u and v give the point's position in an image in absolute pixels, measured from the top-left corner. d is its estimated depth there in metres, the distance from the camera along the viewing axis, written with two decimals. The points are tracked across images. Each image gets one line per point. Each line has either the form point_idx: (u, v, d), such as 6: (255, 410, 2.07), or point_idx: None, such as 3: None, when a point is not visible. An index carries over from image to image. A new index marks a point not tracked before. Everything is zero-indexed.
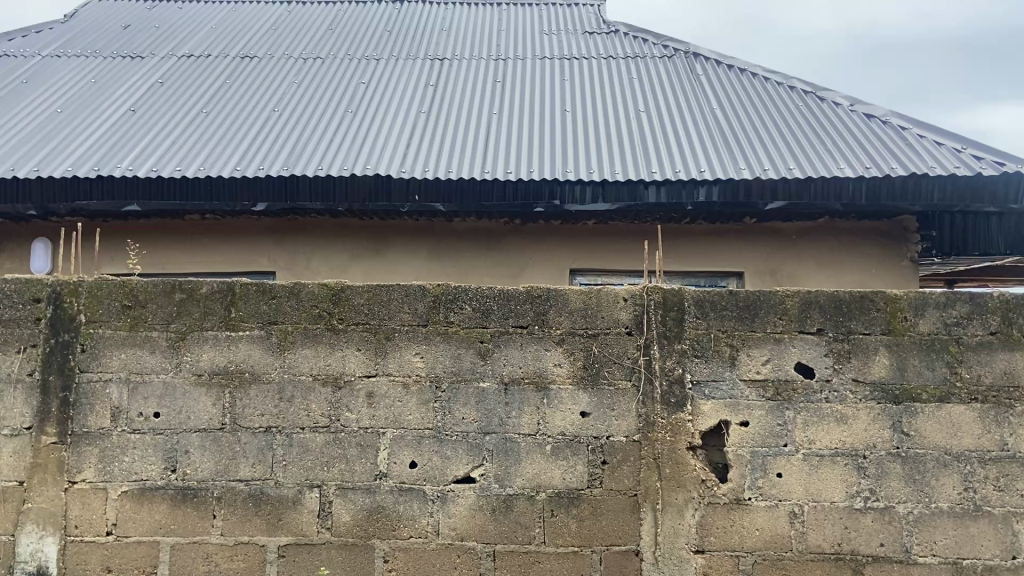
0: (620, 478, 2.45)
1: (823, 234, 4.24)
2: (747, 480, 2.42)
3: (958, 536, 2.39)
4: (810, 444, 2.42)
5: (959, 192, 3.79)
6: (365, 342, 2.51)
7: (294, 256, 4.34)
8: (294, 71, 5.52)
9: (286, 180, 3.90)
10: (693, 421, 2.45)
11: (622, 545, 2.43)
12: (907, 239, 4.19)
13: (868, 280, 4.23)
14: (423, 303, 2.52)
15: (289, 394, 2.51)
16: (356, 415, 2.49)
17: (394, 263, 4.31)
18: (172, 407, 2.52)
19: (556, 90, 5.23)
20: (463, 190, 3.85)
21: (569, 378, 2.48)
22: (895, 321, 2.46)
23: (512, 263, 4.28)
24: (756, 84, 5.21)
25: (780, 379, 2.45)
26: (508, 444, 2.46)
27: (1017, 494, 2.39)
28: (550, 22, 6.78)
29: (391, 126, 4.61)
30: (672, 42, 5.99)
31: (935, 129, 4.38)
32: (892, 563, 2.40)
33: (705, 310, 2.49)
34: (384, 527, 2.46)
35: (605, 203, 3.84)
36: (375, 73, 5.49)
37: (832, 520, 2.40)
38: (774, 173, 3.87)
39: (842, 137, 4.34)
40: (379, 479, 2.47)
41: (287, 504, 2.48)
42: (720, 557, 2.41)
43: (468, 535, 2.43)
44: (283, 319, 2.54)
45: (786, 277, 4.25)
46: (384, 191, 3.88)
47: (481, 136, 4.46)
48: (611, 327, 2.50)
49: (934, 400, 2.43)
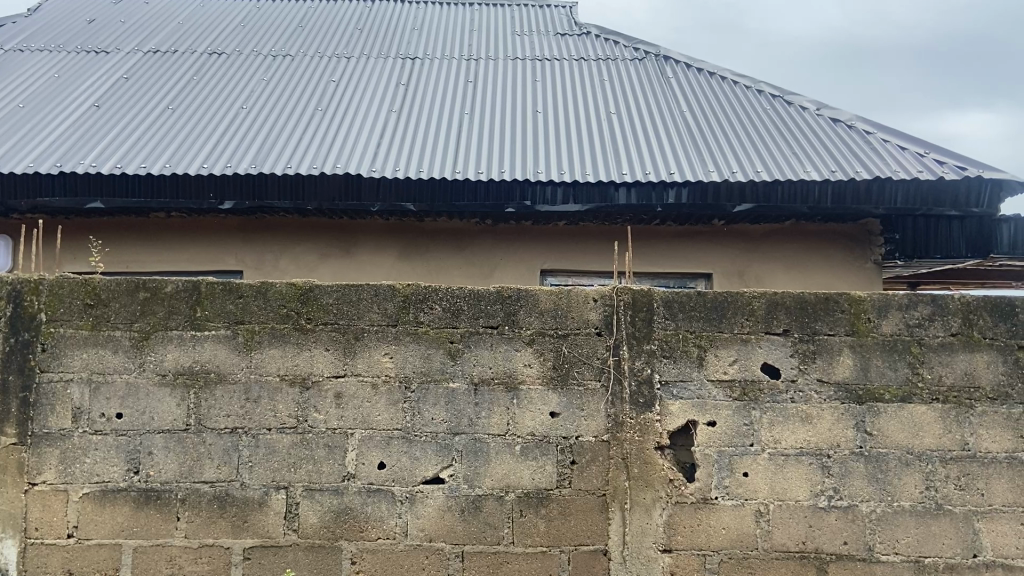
0: (589, 479, 2.45)
1: (789, 235, 4.29)
2: (714, 480, 2.44)
3: (920, 534, 2.43)
4: (775, 443, 2.45)
5: (922, 196, 3.87)
6: (334, 342, 2.49)
7: (262, 256, 4.30)
8: (263, 68, 5.47)
9: (255, 178, 3.86)
10: (661, 421, 2.47)
11: (590, 544, 2.44)
12: (871, 243, 4.28)
13: (832, 282, 4.29)
14: (392, 303, 2.51)
15: (256, 394, 2.48)
16: (324, 416, 2.47)
17: (363, 263, 4.30)
18: (136, 407, 2.48)
19: (528, 90, 5.23)
20: (434, 189, 3.84)
21: (539, 378, 2.48)
22: (858, 322, 2.49)
23: (482, 264, 4.27)
24: (725, 87, 5.27)
25: (746, 380, 2.47)
26: (476, 445, 2.45)
27: (977, 492, 2.44)
28: (523, 23, 6.79)
29: (360, 125, 4.58)
30: (643, 45, 6.03)
31: (899, 133, 4.46)
32: (856, 562, 2.43)
33: (674, 311, 2.51)
34: (352, 528, 2.44)
35: (576, 203, 3.85)
36: (346, 71, 5.45)
37: (797, 518, 2.43)
38: (742, 175, 3.91)
39: (808, 140, 4.41)
40: (347, 480, 2.45)
41: (253, 506, 2.45)
42: (688, 556, 2.43)
43: (436, 535, 2.43)
44: (249, 319, 2.51)
45: (753, 278, 4.30)
46: (354, 189, 3.85)
47: (452, 136, 4.45)
48: (581, 328, 2.51)
49: (896, 400, 2.47)
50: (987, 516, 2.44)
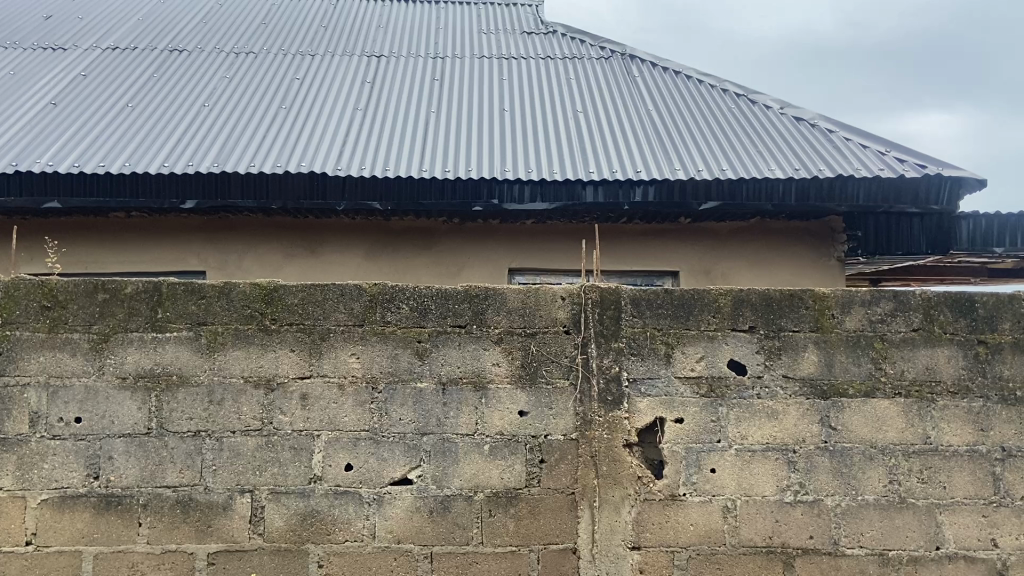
0: (558, 477, 2.45)
1: (755, 233, 4.33)
2: (682, 476, 2.45)
3: (885, 528, 2.46)
4: (742, 439, 2.47)
5: (882, 194, 3.93)
6: (299, 343, 2.46)
7: (226, 256, 4.23)
8: (225, 65, 5.39)
9: (217, 176, 3.79)
10: (630, 418, 2.47)
11: (560, 543, 2.44)
12: (834, 239, 4.32)
13: (796, 279, 4.33)
14: (359, 302, 2.48)
15: (219, 396, 2.44)
16: (290, 417, 2.44)
17: (330, 262, 4.25)
18: (95, 411, 2.42)
19: (494, 89, 5.22)
20: (401, 187, 3.81)
21: (507, 377, 2.47)
22: (823, 318, 2.52)
23: (449, 263, 4.25)
24: (689, 86, 5.30)
25: (713, 377, 2.49)
26: (445, 445, 2.44)
27: (939, 486, 2.48)
28: (489, 21, 6.78)
29: (325, 122, 4.53)
30: (609, 43, 6.04)
31: (861, 132, 4.53)
32: (822, 556, 2.45)
33: (642, 309, 2.51)
34: (319, 531, 2.40)
35: (544, 202, 3.84)
36: (311, 69, 5.39)
37: (763, 514, 2.45)
38: (708, 173, 3.93)
39: (772, 139, 4.45)
40: (314, 483, 2.42)
41: (217, 510, 2.40)
42: (657, 553, 2.44)
43: (404, 537, 2.41)
44: (212, 320, 2.46)
45: (720, 276, 4.32)
46: (319, 187, 3.80)
47: (419, 134, 4.42)
48: (549, 326, 2.51)
49: (860, 395, 2.50)
50: (949, 508, 2.48)
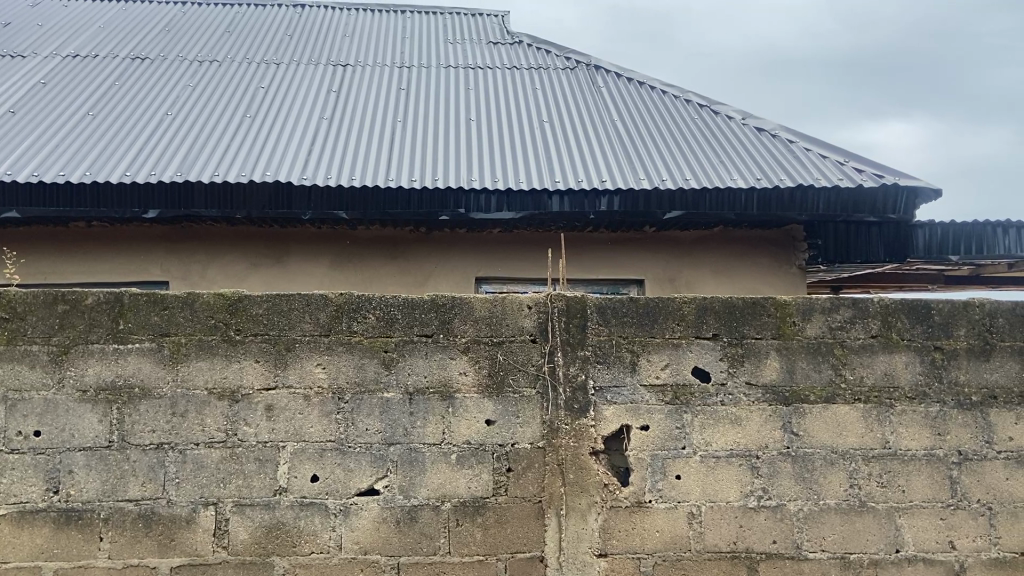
0: (525, 485, 2.46)
1: (717, 241, 4.39)
2: (648, 483, 2.47)
3: (846, 531, 2.50)
4: (707, 445, 2.50)
5: (842, 203, 4.00)
6: (265, 354, 2.45)
7: (189, 265, 4.18)
8: (189, 73, 5.35)
9: (180, 186, 3.75)
10: (596, 426, 2.49)
11: (527, 551, 2.44)
12: (795, 248, 4.40)
13: (759, 287, 4.38)
14: (325, 312, 2.47)
15: (182, 408, 2.41)
16: (254, 429, 2.42)
17: (294, 272, 4.22)
18: (55, 424, 2.39)
19: (460, 98, 5.23)
20: (367, 197, 3.80)
21: (473, 386, 2.48)
22: (784, 325, 2.56)
23: (415, 271, 4.25)
24: (653, 96, 5.36)
25: (678, 384, 2.51)
26: (412, 455, 2.43)
27: (899, 489, 2.53)
28: (455, 31, 6.80)
29: (289, 131, 4.51)
30: (575, 54, 6.08)
31: (820, 142, 4.61)
32: (785, 560, 2.48)
33: (607, 316, 2.53)
34: (284, 543, 2.39)
35: (510, 211, 3.85)
36: (275, 78, 5.37)
37: (727, 519, 2.48)
38: (671, 183, 3.98)
39: (734, 149, 4.51)
40: (279, 495, 2.40)
41: (180, 523, 2.38)
42: (622, 559, 2.45)
43: (371, 548, 2.39)
44: (176, 330, 2.44)
45: (684, 284, 4.36)
46: (284, 197, 3.78)
47: (384, 144, 4.42)
48: (516, 335, 2.52)
49: (821, 400, 2.54)
50: (909, 511, 2.52)
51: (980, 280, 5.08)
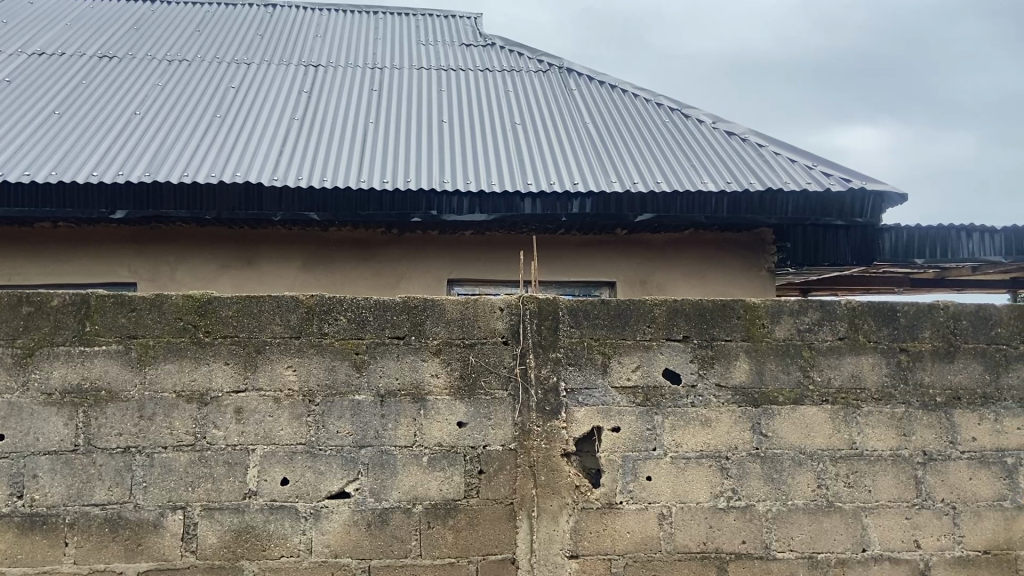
0: (496, 487, 2.46)
1: (688, 244, 4.42)
2: (619, 484, 2.49)
3: (814, 531, 2.53)
4: (677, 447, 2.51)
5: (811, 206, 4.05)
6: (234, 356, 2.42)
7: (157, 266, 4.13)
8: (157, 72, 5.29)
9: (149, 186, 3.71)
10: (567, 428, 2.49)
11: (499, 553, 2.44)
12: (765, 250, 4.44)
13: (729, 290, 4.42)
14: (296, 314, 2.46)
15: (150, 411, 2.38)
16: (223, 432, 2.39)
17: (264, 274, 4.19)
18: (19, 428, 2.35)
19: (433, 100, 5.22)
20: (339, 199, 3.78)
21: (445, 388, 2.47)
22: (753, 327, 2.58)
23: (387, 273, 4.24)
24: (625, 99, 5.39)
25: (649, 386, 2.53)
26: (384, 457, 2.43)
27: (865, 489, 2.56)
28: (428, 33, 6.78)
29: (260, 132, 4.48)
30: (547, 57, 6.10)
31: (789, 146, 4.66)
32: (754, 560, 2.51)
33: (579, 319, 2.54)
34: (254, 547, 2.37)
35: (482, 213, 3.85)
36: (246, 78, 5.32)
37: (697, 520, 2.50)
38: (643, 186, 4.00)
39: (705, 152, 4.55)
40: (248, 498, 2.38)
41: (148, 528, 2.35)
42: (593, 560, 2.46)
43: (341, 551, 2.38)
44: (143, 332, 2.41)
45: (655, 286, 4.39)
46: (255, 198, 3.75)
47: (356, 145, 4.40)
48: (487, 337, 2.52)
49: (790, 402, 2.57)
50: (875, 511, 2.56)
51: (944, 283, 5.17)
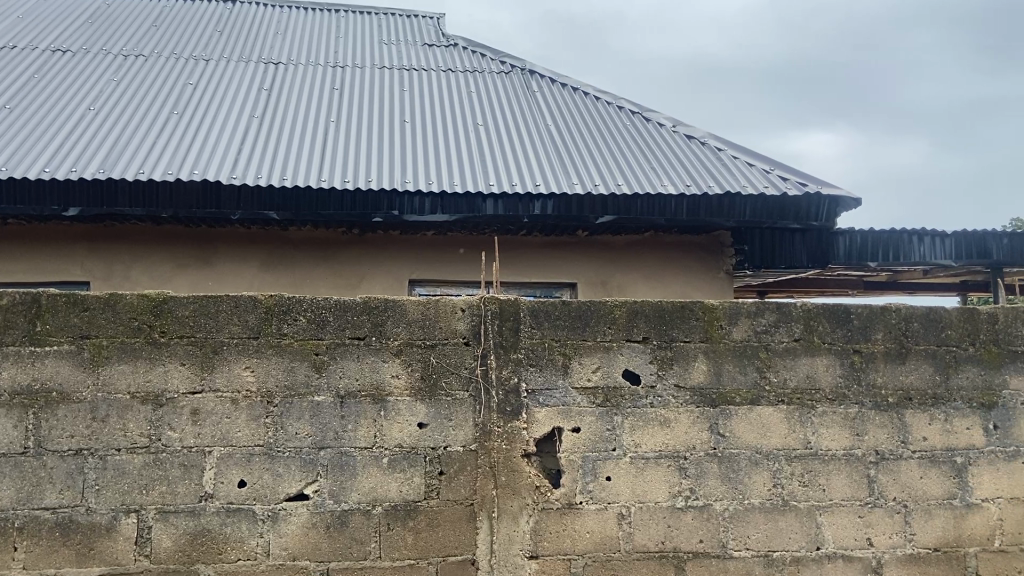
0: (457, 489, 2.45)
1: (649, 246, 4.45)
2: (579, 485, 2.50)
3: (769, 530, 2.57)
4: (636, 447, 2.53)
5: (768, 210, 4.11)
6: (190, 357, 2.39)
7: (111, 265, 4.06)
8: (113, 67, 5.18)
9: (103, 183, 3.64)
10: (528, 428, 2.50)
11: (459, 554, 2.44)
12: (724, 253, 4.49)
13: (689, 292, 4.45)
14: (255, 314, 2.42)
15: (103, 412, 2.34)
16: (179, 434, 2.36)
17: (222, 273, 4.14)
18: None
19: (396, 100, 5.19)
20: (299, 198, 3.75)
21: (405, 389, 2.46)
22: (712, 328, 2.61)
23: (347, 273, 4.21)
24: (587, 102, 5.42)
25: (609, 387, 2.55)
26: (343, 459, 2.41)
27: (819, 488, 2.60)
28: (390, 32, 6.75)
29: (219, 129, 4.42)
30: (510, 58, 6.11)
31: (747, 150, 4.72)
32: (711, 558, 2.54)
33: (540, 319, 2.55)
34: (210, 550, 2.33)
35: (444, 213, 3.84)
36: (205, 74, 5.25)
37: (656, 519, 2.52)
38: (604, 188, 4.02)
39: (665, 155, 4.59)
40: (205, 501, 2.34)
41: (100, 531, 2.30)
42: (553, 560, 2.47)
43: (300, 554, 2.36)
44: (96, 332, 2.36)
45: (616, 288, 4.41)
46: (212, 196, 3.70)
47: (317, 144, 4.36)
48: (449, 337, 2.51)
49: (747, 402, 2.60)
50: (829, 510, 2.60)
51: (896, 285, 5.29)
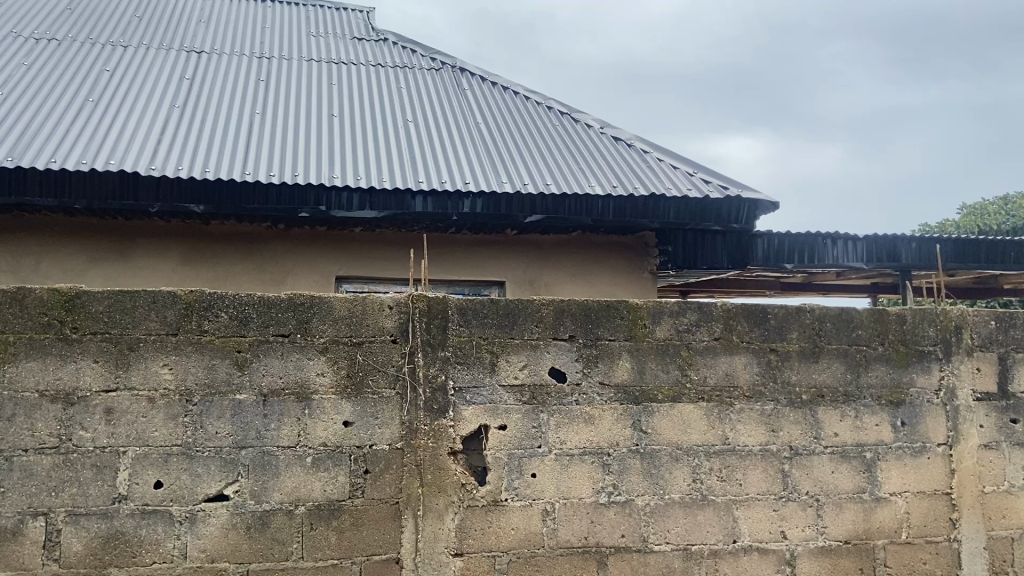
0: (382, 487, 2.44)
1: (576, 246, 4.51)
2: (505, 482, 2.51)
3: (688, 524, 2.64)
4: (561, 444, 2.56)
5: (692, 212, 4.22)
6: (104, 354, 2.30)
7: (19, 258, 3.90)
8: (23, 51, 4.95)
9: (12, 171, 3.48)
10: (454, 426, 2.50)
11: (383, 553, 2.42)
12: (649, 253, 4.57)
13: (614, 291, 4.52)
14: (174, 310, 2.35)
15: (9, 412, 2.24)
16: (91, 433, 2.27)
17: (139, 267, 3.99)
18: None
19: (325, 93, 5.12)
20: (222, 191, 3.66)
21: (330, 388, 2.43)
22: (635, 327, 2.67)
23: (271, 270, 4.13)
24: (518, 101, 5.45)
25: (535, 384, 2.57)
26: (265, 458, 2.36)
27: (737, 483, 2.69)
28: (319, 24, 6.64)
29: (138, 118, 4.27)
30: (441, 55, 6.09)
31: (673, 153, 4.83)
32: (633, 553, 2.59)
33: (467, 318, 2.55)
34: (123, 553, 2.26)
35: (372, 210, 3.81)
36: (123, 61, 5.06)
37: (579, 515, 2.56)
38: (533, 187, 4.05)
39: (594, 156, 4.66)
40: (118, 503, 2.27)
41: (4, 536, 2.20)
42: (478, 558, 2.48)
43: (218, 555, 2.30)
44: (2, 328, 2.26)
45: (543, 287, 4.45)
46: (130, 187, 3.58)
47: (242, 136, 4.26)
48: (375, 335, 2.50)
49: (669, 399, 2.66)
50: (745, 504, 2.69)
51: (813, 286, 5.50)
